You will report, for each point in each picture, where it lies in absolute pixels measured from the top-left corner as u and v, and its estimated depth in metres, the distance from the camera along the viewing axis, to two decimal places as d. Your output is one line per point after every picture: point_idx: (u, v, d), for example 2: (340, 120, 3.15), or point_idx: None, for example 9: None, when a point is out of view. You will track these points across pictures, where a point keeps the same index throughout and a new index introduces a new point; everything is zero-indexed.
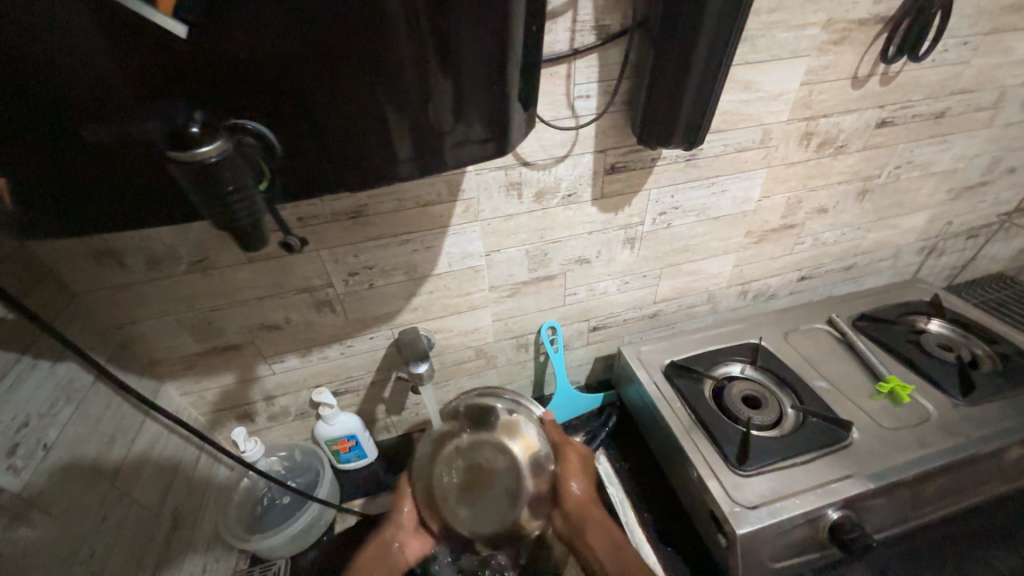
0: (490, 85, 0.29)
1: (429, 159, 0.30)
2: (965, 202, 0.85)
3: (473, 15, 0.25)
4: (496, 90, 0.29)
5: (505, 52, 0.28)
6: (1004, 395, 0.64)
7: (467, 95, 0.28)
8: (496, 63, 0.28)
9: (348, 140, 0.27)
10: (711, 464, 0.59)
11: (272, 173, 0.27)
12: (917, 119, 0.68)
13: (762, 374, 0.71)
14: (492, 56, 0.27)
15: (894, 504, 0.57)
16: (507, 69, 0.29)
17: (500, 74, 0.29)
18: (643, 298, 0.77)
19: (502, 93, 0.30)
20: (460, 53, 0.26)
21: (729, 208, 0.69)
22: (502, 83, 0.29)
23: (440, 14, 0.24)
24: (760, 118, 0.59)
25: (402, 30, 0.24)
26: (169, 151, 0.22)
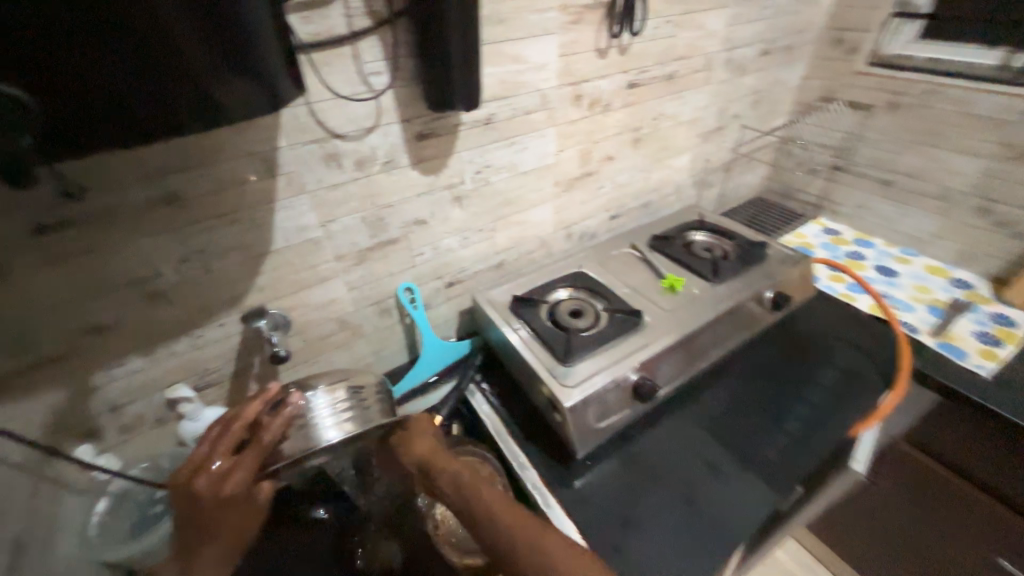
0: (247, 62, 0.37)
1: (207, 124, 0.37)
2: (712, 142, 1.14)
3: (217, 11, 0.33)
4: (252, 68, 0.37)
5: (255, 39, 0.37)
6: (739, 273, 0.90)
7: (230, 71, 0.36)
8: (248, 45, 0.36)
9: (120, 108, 0.32)
10: (546, 366, 0.73)
11: (33, 130, 0.30)
12: (656, 80, 0.90)
13: (583, 292, 0.88)
14: (243, 41, 0.36)
15: (676, 362, 0.77)
16: (261, 51, 0.38)
17: (255, 54, 0.37)
18: (485, 250, 0.89)
19: (259, 70, 0.38)
20: (212, 37, 0.34)
21: (534, 162, 0.84)
22: (259, 61, 0.38)
23: (186, 9, 0.32)
24: (535, 85, 0.74)
25: (156, 24, 0.31)
26: None
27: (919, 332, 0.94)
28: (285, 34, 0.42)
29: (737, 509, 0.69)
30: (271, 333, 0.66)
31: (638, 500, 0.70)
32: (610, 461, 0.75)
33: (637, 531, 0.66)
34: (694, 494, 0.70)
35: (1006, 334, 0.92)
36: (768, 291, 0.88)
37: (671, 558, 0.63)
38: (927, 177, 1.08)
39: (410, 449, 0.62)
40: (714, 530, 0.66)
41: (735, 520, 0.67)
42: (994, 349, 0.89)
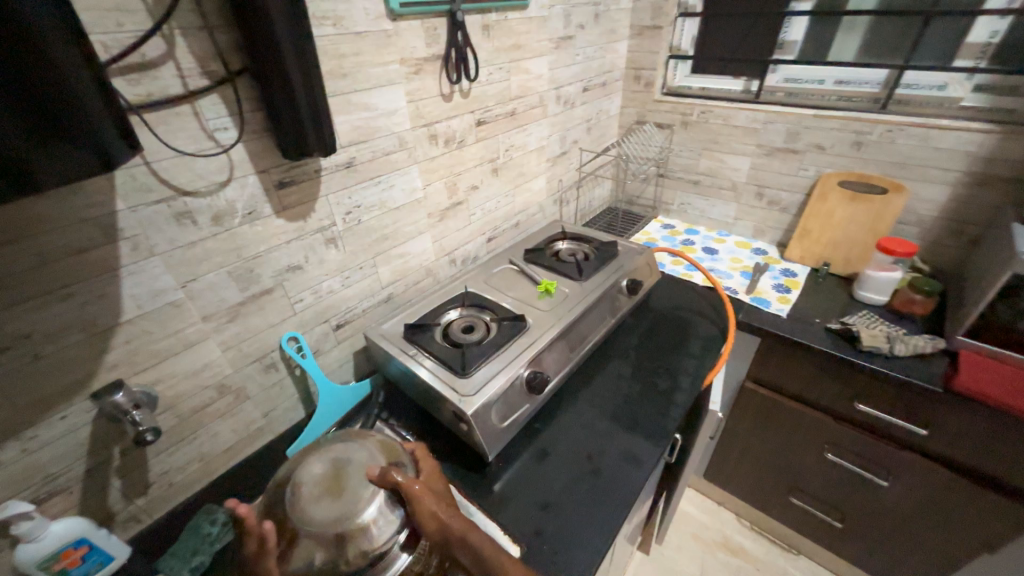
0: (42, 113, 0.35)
1: (8, 181, 0.34)
2: (561, 165, 1.32)
3: (27, 81, 0.33)
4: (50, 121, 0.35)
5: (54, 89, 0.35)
6: (599, 270, 1.05)
7: (28, 127, 0.34)
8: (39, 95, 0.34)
9: None
10: (445, 381, 0.77)
11: None
12: (500, 117, 1.04)
13: (471, 309, 0.95)
14: (37, 95, 0.34)
15: (560, 353, 0.88)
16: (64, 103, 0.36)
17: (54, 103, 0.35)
18: (370, 287, 0.91)
19: (62, 124, 0.36)
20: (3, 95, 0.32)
21: (403, 198, 0.89)
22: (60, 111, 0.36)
23: None
24: (390, 129, 0.81)
25: None
26: None
27: (738, 292, 1.19)
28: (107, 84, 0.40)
29: (632, 465, 0.79)
30: (132, 410, 0.59)
31: (551, 484, 0.76)
32: (522, 457, 0.81)
33: (555, 511, 0.72)
34: (597, 463, 0.80)
35: (792, 283, 1.22)
36: (624, 280, 1.04)
37: (586, 525, 0.70)
38: (720, 175, 1.39)
39: (424, 503, 0.54)
40: (617, 490, 0.75)
41: (632, 475, 0.78)
42: (786, 296, 1.17)
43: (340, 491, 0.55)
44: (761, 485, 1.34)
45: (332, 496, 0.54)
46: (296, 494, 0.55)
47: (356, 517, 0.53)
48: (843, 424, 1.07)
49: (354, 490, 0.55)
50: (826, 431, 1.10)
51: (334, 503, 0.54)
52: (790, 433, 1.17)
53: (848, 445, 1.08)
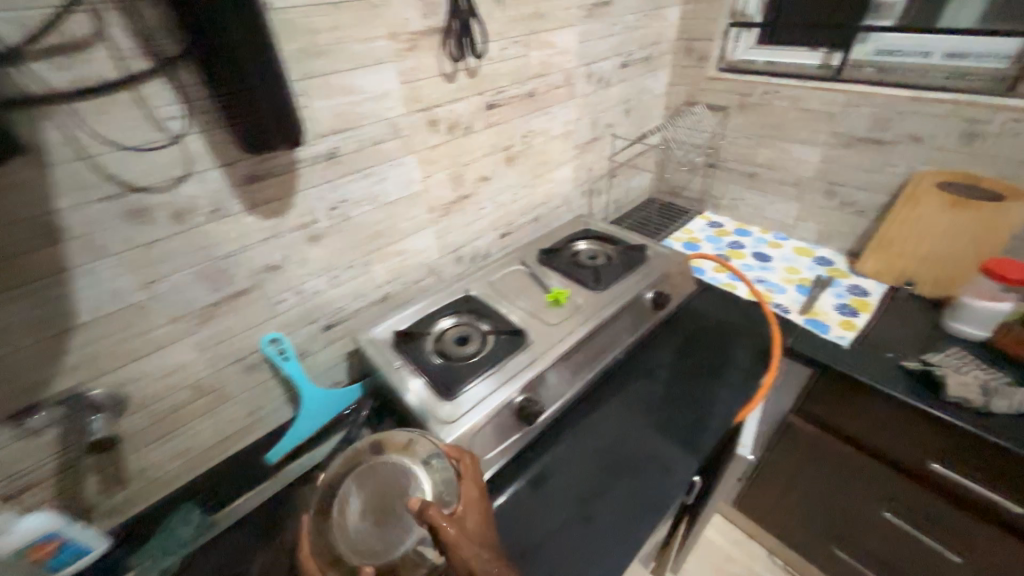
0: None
1: None
2: (591, 152, 1.18)
3: None
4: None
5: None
6: (619, 278, 0.92)
7: None
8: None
9: None
10: (426, 402, 0.70)
11: None
12: (516, 99, 0.91)
13: (469, 316, 0.85)
14: None
15: (561, 376, 0.77)
16: None
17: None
18: (362, 287, 0.85)
19: None
20: None
21: (397, 191, 0.81)
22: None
23: None
24: (380, 115, 0.72)
25: None
26: None
27: (790, 311, 1.01)
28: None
29: (631, 514, 0.68)
30: (96, 414, 0.60)
31: (535, 525, 0.68)
32: (508, 489, 0.73)
33: (533, 560, 0.63)
34: (590, 507, 0.69)
35: (860, 304, 1.02)
36: (647, 292, 0.91)
37: None
38: (782, 167, 1.18)
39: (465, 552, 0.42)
40: (609, 544, 0.65)
41: (630, 527, 0.67)
42: (851, 319, 0.97)
43: (384, 522, 0.49)
44: (800, 527, 1.17)
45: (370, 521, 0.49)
46: (341, 513, 0.50)
47: (395, 554, 0.46)
48: (908, 480, 0.89)
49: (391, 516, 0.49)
50: (886, 484, 0.92)
51: (377, 537, 0.48)
52: (841, 478, 1.00)
53: (914, 504, 0.90)
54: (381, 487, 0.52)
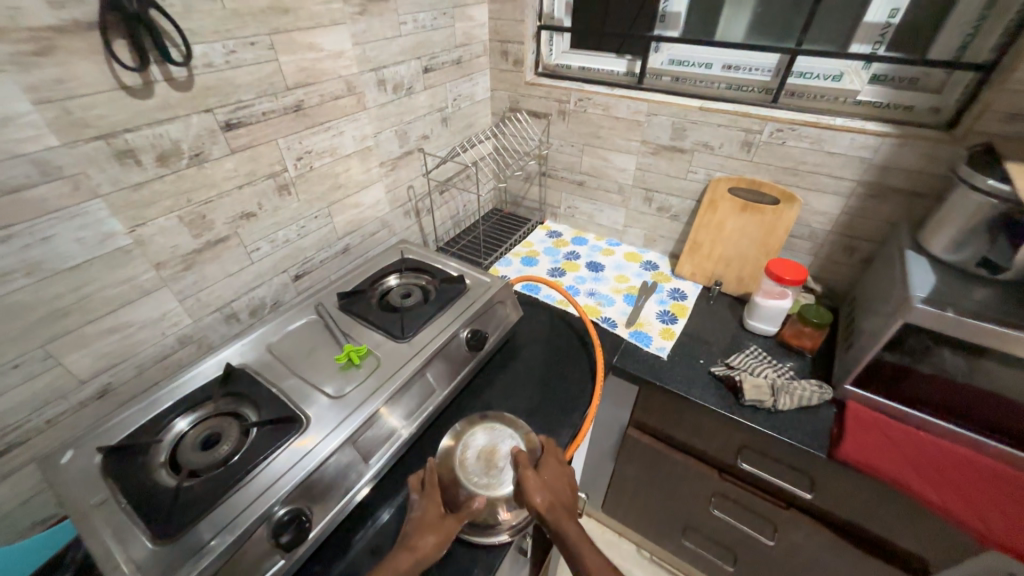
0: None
1: None
2: (405, 168, 1.04)
3: None
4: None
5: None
6: (431, 320, 0.81)
7: None
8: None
9: None
10: (134, 556, 0.50)
11: None
12: (273, 115, 0.73)
13: (227, 402, 0.66)
14: None
15: (349, 463, 0.63)
16: None
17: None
18: (51, 390, 0.59)
19: None
20: None
21: (82, 252, 0.57)
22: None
23: None
24: (5, 149, 0.49)
25: None
26: None
27: (617, 325, 0.99)
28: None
29: None
30: None
31: None
32: None
33: None
34: None
35: (679, 309, 1.05)
36: (462, 332, 0.80)
37: None
38: (606, 175, 1.18)
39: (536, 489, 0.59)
40: None
41: None
42: (670, 327, 0.99)
43: (490, 463, 0.64)
44: (658, 525, 1.20)
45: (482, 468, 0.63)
46: (462, 460, 0.65)
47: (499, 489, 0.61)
48: (726, 476, 0.94)
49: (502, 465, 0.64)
50: (713, 483, 0.96)
51: (487, 476, 0.62)
52: (678, 481, 1.02)
53: (737, 496, 0.94)
54: (494, 441, 0.67)
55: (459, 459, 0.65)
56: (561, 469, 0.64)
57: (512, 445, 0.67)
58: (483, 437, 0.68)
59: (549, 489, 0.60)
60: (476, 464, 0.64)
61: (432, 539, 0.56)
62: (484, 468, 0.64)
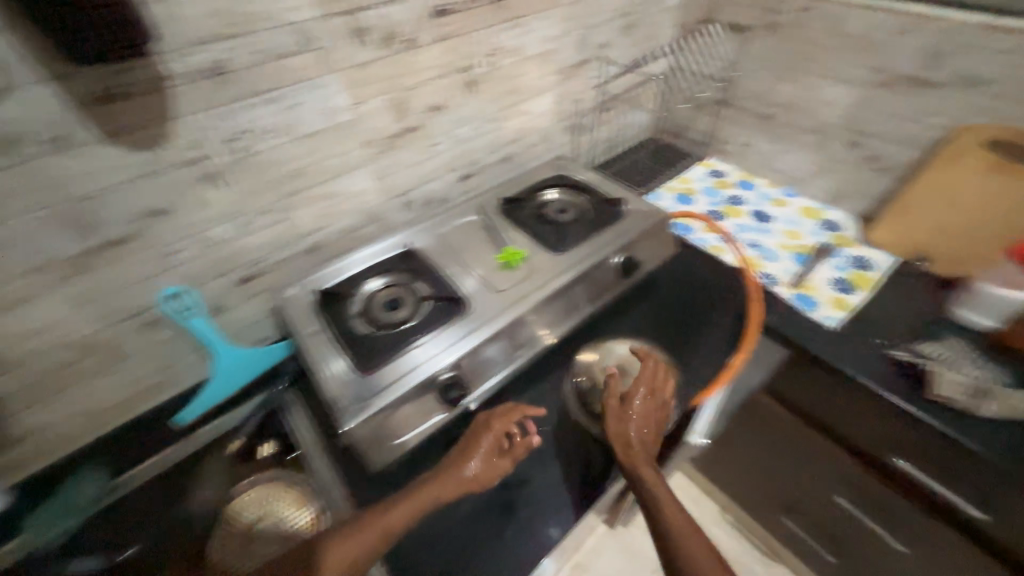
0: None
1: None
2: (577, 79, 0.99)
3: None
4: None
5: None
6: (587, 238, 0.80)
7: None
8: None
9: None
10: (340, 377, 0.62)
11: None
12: (477, 4, 0.73)
13: (405, 276, 0.75)
14: None
15: (500, 350, 0.69)
16: None
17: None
18: (286, 235, 0.73)
19: None
20: None
21: (319, 121, 0.66)
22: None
23: None
24: (282, 17, 0.56)
25: None
26: None
27: (778, 283, 0.89)
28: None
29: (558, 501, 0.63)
30: None
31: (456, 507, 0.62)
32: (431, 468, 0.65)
33: None
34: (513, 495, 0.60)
35: (861, 280, 0.89)
36: (617, 256, 0.79)
37: None
38: (803, 109, 1.00)
39: (615, 421, 0.62)
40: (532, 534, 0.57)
41: None
42: (846, 297, 0.86)
43: (623, 373, 0.70)
44: (759, 497, 1.15)
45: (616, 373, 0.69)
46: (599, 362, 0.72)
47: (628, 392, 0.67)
48: (868, 470, 0.84)
49: (634, 376, 0.69)
50: (848, 471, 0.87)
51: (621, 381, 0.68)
52: (802, 458, 0.95)
53: (878, 494, 0.85)
54: (629, 357, 0.72)
55: (597, 361, 0.72)
56: (654, 404, 0.64)
57: (646, 365, 0.71)
58: (620, 350, 0.73)
59: (627, 422, 0.62)
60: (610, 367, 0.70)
61: (478, 468, 0.58)
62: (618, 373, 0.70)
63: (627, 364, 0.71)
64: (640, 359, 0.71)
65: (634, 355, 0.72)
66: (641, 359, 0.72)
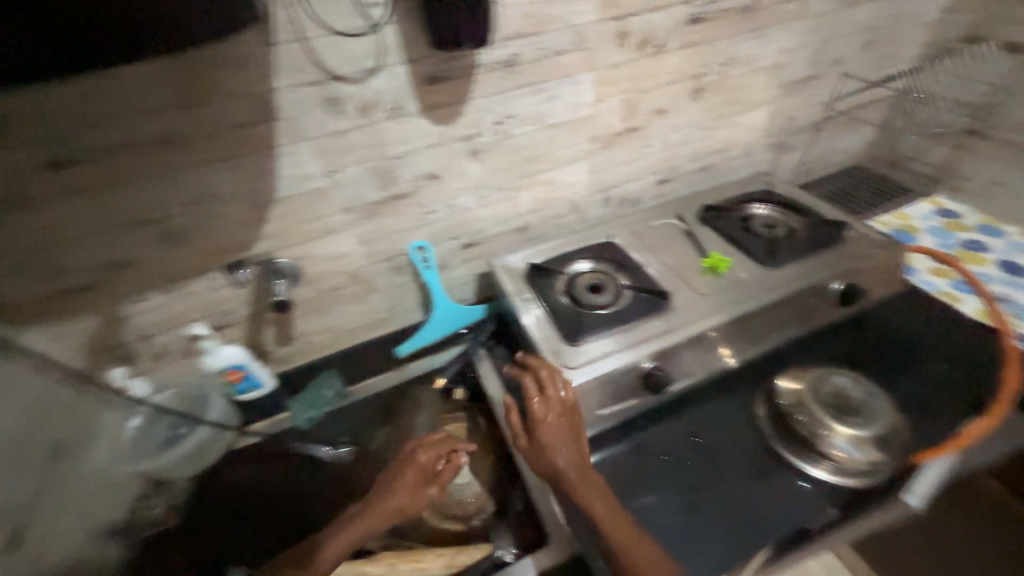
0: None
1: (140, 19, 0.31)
2: (799, 95, 0.94)
3: None
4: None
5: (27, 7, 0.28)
6: (802, 257, 0.75)
7: None
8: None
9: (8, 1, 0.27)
10: (551, 343, 0.67)
11: None
12: (728, 14, 0.74)
13: (607, 264, 0.79)
14: None
15: (700, 353, 0.68)
16: None
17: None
18: (507, 212, 0.82)
19: None
20: None
21: (565, 114, 0.74)
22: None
23: None
24: (568, 20, 0.64)
25: None
26: None
27: None
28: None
29: (740, 520, 0.60)
30: (279, 282, 0.68)
31: (633, 495, 0.63)
32: (609, 450, 0.68)
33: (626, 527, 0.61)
34: None
35: None
36: (836, 282, 0.73)
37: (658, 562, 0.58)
38: None
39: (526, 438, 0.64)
40: None
41: (737, 532, 0.60)
42: None
43: (841, 404, 0.64)
44: None
45: (833, 402, 0.64)
46: (812, 384, 0.66)
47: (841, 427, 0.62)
48: None
49: (853, 411, 0.63)
50: None
51: (838, 413, 0.63)
52: None
53: None
54: (849, 388, 0.65)
55: (810, 383, 0.66)
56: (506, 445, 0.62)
57: (870, 403, 0.64)
58: (840, 379, 0.66)
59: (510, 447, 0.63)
60: (826, 393, 0.65)
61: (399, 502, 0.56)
62: (835, 402, 0.64)
63: (847, 395, 0.64)
64: (864, 396, 0.64)
65: (858, 388, 0.65)
66: (864, 394, 0.64)
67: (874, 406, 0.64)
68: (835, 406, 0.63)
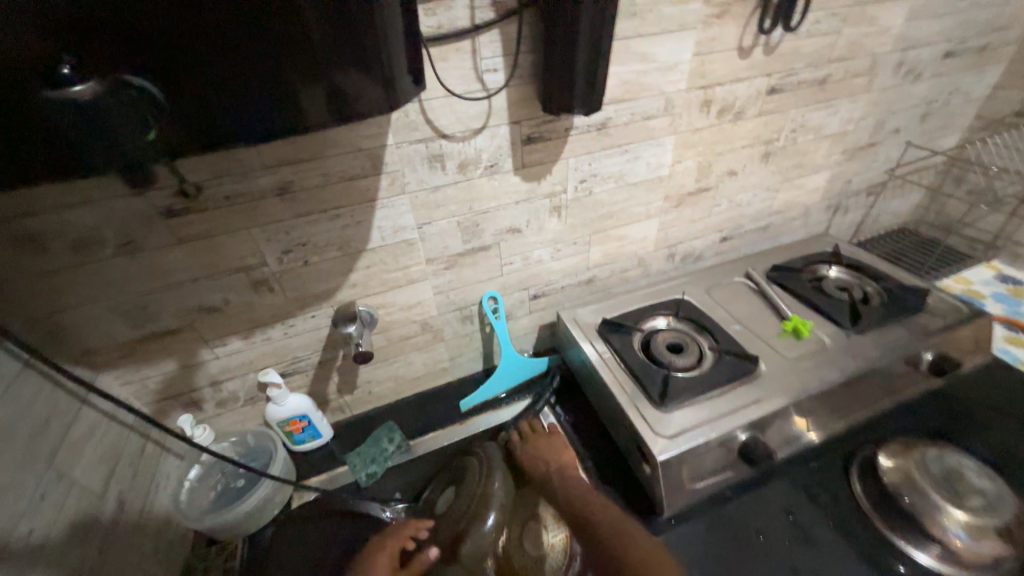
0: (125, 71, 0.27)
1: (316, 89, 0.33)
2: (859, 161, 0.96)
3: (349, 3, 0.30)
4: (164, 142, 0.31)
5: (236, 88, 0.30)
6: (885, 324, 0.74)
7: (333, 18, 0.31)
8: (155, 102, 0.29)
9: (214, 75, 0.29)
10: (637, 405, 0.65)
11: (153, 121, 0.29)
12: (803, 86, 0.77)
13: (684, 324, 0.78)
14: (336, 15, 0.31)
15: (794, 422, 0.65)
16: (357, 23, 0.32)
17: (180, 116, 0.30)
18: (578, 265, 0.82)
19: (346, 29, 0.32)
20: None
21: (645, 173, 0.75)
22: (162, 120, 0.30)
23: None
24: (660, 88, 0.66)
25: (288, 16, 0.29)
26: (38, 82, 0.25)
27: None
28: (375, 68, 0.35)
29: None
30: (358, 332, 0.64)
31: None
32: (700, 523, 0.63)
33: None
34: None
35: None
36: (926, 351, 0.71)
37: None
38: None
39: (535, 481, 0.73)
40: None
41: None
42: None
43: (956, 486, 0.60)
44: None
45: (948, 484, 0.60)
46: (921, 462, 0.63)
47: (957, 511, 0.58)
48: None
49: (971, 496, 0.59)
50: None
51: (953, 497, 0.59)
52: None
53: None
54: (966, 473, 0.61)
55: (919, 461, 0.63)
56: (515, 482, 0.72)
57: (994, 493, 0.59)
58: (955, 461, 0.63)
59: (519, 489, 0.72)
60: (938, 474, 0.61)
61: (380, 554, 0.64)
62: (949, 484, 0.60)
63: (963, 478, 0.60)
64: (984, 484, 0.60)
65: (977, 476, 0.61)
66: (983, 481, 0.60)
67: (997, 497, 0.59)
68: (950, 488, 0.59)
